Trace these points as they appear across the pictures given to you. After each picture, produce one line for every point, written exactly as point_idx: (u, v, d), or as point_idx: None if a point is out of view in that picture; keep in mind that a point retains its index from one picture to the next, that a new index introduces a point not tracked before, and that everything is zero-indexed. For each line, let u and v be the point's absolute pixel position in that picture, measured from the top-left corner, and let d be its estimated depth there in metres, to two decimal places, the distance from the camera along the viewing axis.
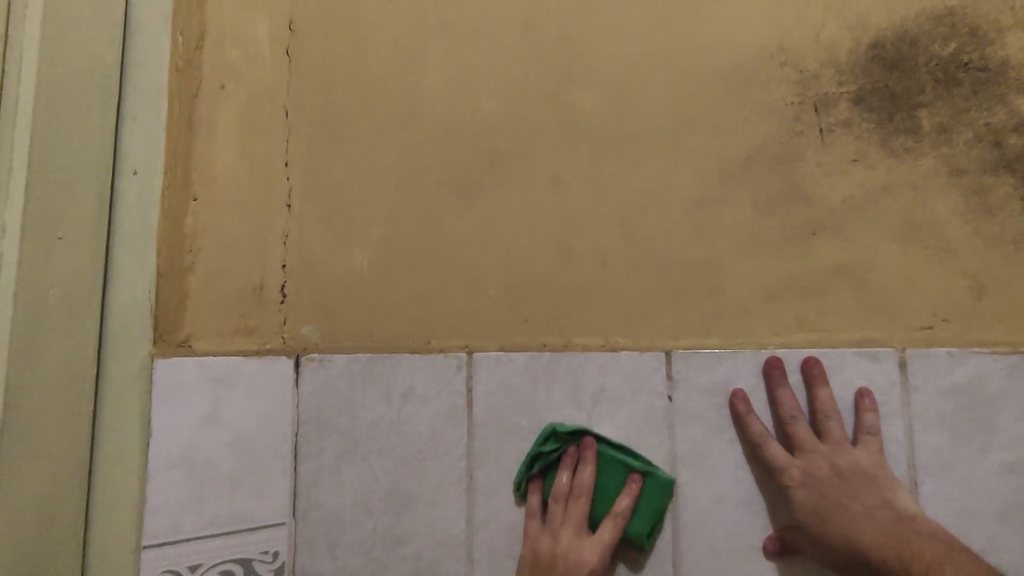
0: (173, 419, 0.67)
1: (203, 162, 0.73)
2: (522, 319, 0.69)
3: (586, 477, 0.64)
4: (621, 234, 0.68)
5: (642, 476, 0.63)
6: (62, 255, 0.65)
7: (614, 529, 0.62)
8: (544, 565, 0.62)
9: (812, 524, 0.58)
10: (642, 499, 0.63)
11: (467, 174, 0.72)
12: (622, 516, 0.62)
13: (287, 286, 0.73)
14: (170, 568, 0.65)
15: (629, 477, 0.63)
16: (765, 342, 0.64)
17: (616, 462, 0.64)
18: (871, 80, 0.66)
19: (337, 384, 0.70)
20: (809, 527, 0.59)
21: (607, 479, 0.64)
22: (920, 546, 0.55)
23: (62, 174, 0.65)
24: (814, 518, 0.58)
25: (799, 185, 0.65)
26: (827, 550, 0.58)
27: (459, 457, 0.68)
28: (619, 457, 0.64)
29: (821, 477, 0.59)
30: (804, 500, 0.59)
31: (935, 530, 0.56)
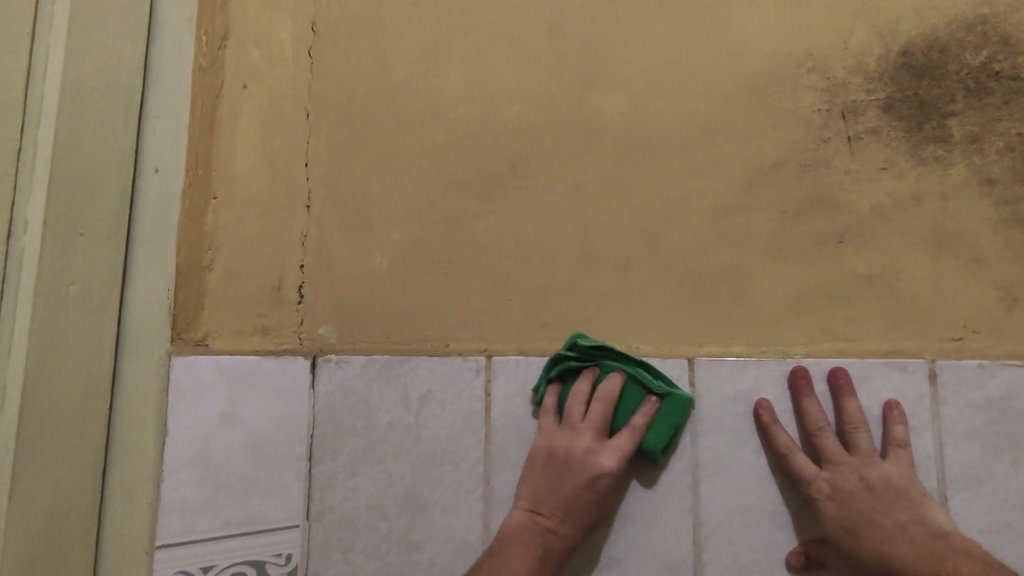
0: (189, 418, 0.66)
1: (224, 160, 0.73)
2: (543, 324, 0.68)
3: (608, 386, 0.64)
4: (644, 239, 0.67)
5: (660, 397, 0.63)
6: (82, 252, 0.65)
7: (629, 440, 0.62)
8: (555, 468, 0.63)
9: (840, 539, 0.57)
10: (660, 419, 0.63)
11: (489, 176, 0.72)
12: (636, 436, 0.62)
13: (305, 286, 0.73)
14: (183, 569, 0.64)
15: (647, 397, 0.63)
16: (791, 350, 0.63)
17: (635, 378, 0.64)
18: (900, 88, 0.65)
19: (354, 386, 0.70)
20: (837, 541, 0.58)
21: (627, 395, 0.64)
22: (957, 563, 0.54)
23: (85, 172, 0.65)
24: (843, 533, 0.57)
25: (826, 193, 0.65)
26: (858, 565, 0.57)
27: (475, 461, 0.67)
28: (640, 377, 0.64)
29: (849, 490, 0.58)
30: (832, 514, 0.58)
31: (971, 547, 0.55)
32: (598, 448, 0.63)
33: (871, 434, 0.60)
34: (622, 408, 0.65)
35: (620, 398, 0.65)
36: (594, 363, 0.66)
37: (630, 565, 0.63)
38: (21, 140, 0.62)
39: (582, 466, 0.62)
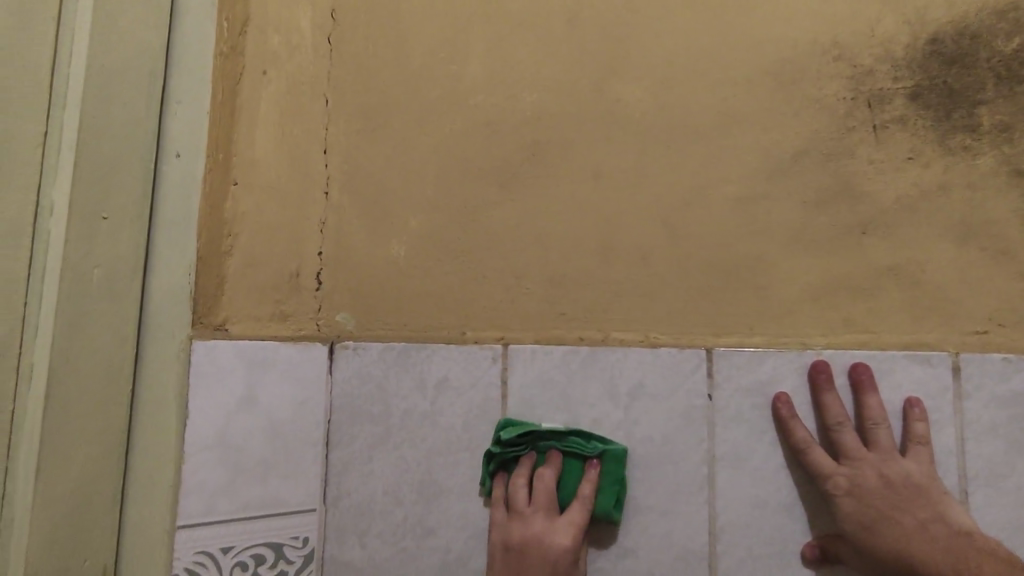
0: (209, 402, 0.67)
1: (244, 147, 0.73)
2: (559, 313, 0.68)
3: (548, 464, 0.65)
4: (663, 229, 0.67)
5: (599, 459, 0.64)
6: (106, 235, 0.65)
7: (580, 512, 0.62)
8: (515, 556, 0.63)
9: (857, 534, 0.57)
10: (605, 481, 0.63)
11: (507, 165, 0.72)
12: (587, 502, 0.63)
13: (322, 273, 0.73)
14: (203, 549, 0.65)
15: (588, 464, 0.64)
16: (811, 342, 0.62)
17: (573, 449, 0.65)
18: (929, 76, 0.64)
19: (371, 372, 0.70)
20: (854, 537, 0.57)
21: (568, 471, 0.65)
22: (978, 563, 0.54)
23: (109, 156, 0.66)
24: (861, 529, 0.57)
25: (850, 183, 0.64)
26: (873, 562, 0.57)
27: (482, 497, 0.67)
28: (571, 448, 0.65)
29: (868, 487, 0.57)
30: (850, 510, 0.57)
31: (993, 546, 0.55)
32: (552, 525, 0.63)
33: (891, 430, 0.59)
34: (568, 485, 0.65)
35: (563, 472, 0.65)
36: (528, 447, 0.66)
37: (644, 555, 0.63)
38: (47, 125, 0.63)
39: (542, 546, 0.61)
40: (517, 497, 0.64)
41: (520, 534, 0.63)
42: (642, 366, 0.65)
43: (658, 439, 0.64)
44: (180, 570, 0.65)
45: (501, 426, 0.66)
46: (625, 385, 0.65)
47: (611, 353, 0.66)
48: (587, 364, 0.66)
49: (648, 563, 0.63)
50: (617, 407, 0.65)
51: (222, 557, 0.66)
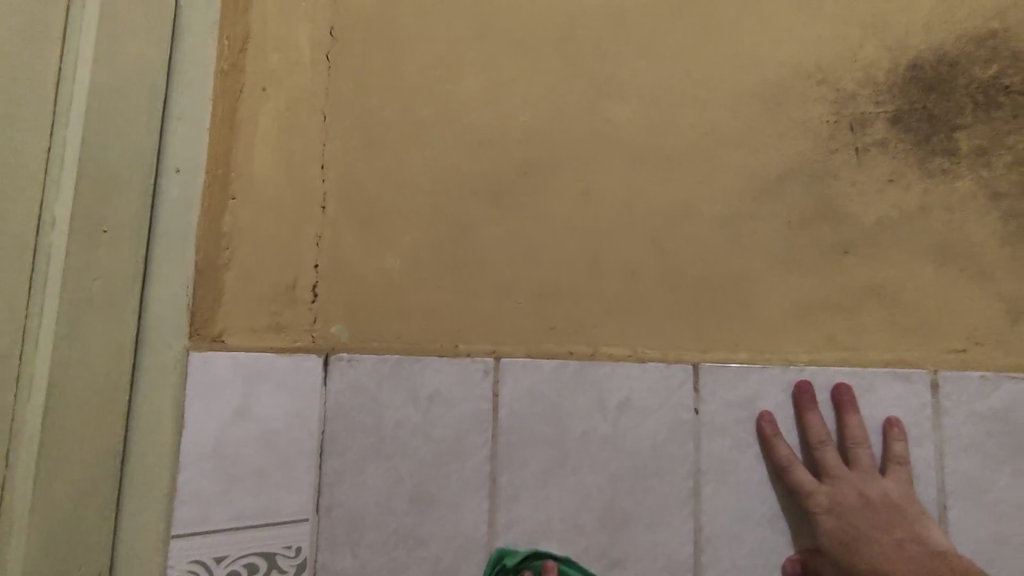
0: (205, 413, 0.69)
1: (243, 163, 0.75)
2: (550, 327, 0.70)
3: None
4: (651, 246, 0.69)
5: None
6: (106, 248, 0.66)
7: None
8: None
9: (836, 552, 0.58)
10: None
11: (500, 182, 0.73)
12: None
13: (318, 286, 0.75)
14: (198, 558, 0.66)
15: None
16: (795, 358, 0.64)
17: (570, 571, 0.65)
18: (909, 101, 0.66)
19: (365, 384, 0.72)
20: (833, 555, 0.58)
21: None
22: None
23: (110, 170, 0.67)
24: (839, 547, 0.58)
25: (833, 203, 0.65)
26: None
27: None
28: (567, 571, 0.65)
29: (846, 505, 0.58)
30: (829, 527, 0.59)
31: (969, 566, 0.55)
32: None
33: (871, 449, 0.61)
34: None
35: None
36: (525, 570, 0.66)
37: (631, 566, 0.64)
38: (50, 141, 0.64)
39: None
40: None
41: None
42: (631, 379, 0.66)
43: (646, 452, 0.65)
44: None
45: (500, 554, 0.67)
46: (614, 398, 0.66)
47: (600, 368, 0.67)
48: (577, 377, 0.68)
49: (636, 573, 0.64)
50: (605, 419, 0.66)
51: (215, 566, 0.67)
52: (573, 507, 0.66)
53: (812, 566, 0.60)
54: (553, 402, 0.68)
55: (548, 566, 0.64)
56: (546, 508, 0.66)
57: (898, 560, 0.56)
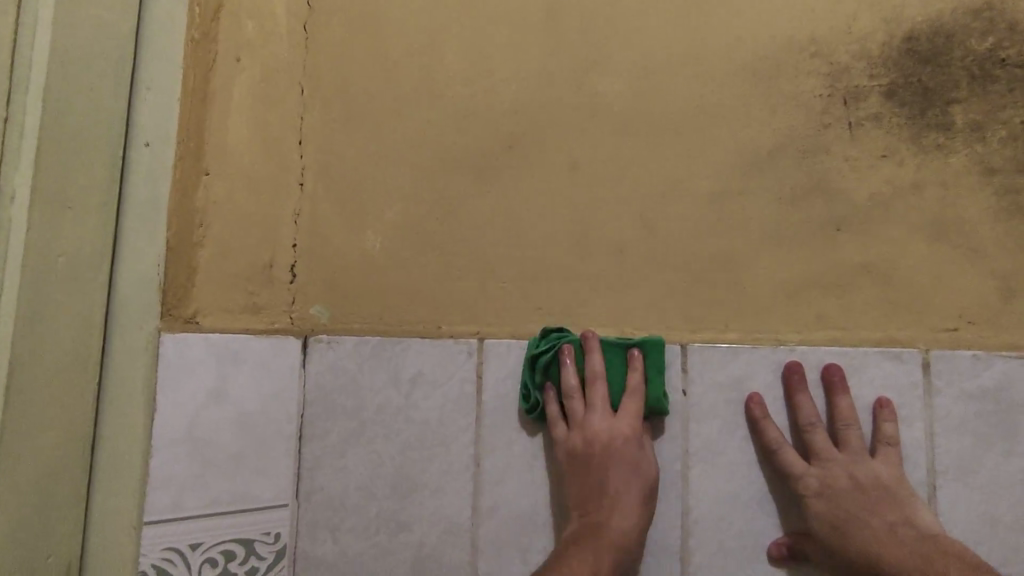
0: (178, 396, 0.66)
1: (217, 136, 0.72)
2: (535, 307, 0.68)
3: (591, 351, 0.65)
4: (640, 224, 0.67)
5: (641, 349, 0.64)
6: (71, 224, 0.63)
7: (637, 405, 0.63)
8: (581, 456, 0.63)
9: (825, 533, 0.57)
10: (649, 369, 0.63)
11: (483, 158, 0.71)
12: (636, 390, 0.63)
13: (297, 266, 0.73)
14: (172, 545, 0.64)
15: (629, 353, 0.64)
16: (785, 338, 0.62)
17: (614, 341, 0.65)
18: (904, 74, 0.64)
19: (345, 366, 0.70)
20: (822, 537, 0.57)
21: (612, 363, 0.65)
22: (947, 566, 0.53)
23: (74, 142, 0.64)
24: (828, 528, 0.57)
25: (826, 179, 0.64)
26: (841, 562, 0.57)
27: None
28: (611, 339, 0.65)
29: (837, 487, 0.58)
30: (818, 508, 0.58)
31: (963, 550, 0.54)
32: (613, 421, 0.63)
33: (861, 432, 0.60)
34: (614, 378, 0.65)
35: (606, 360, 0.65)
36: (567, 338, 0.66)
37: None
38: (9, 110, 0.61)
39: (609, 443, 0.62)
40: (574, 409, 0.65)
41: (583, 440, 0.63)
42: (618, 361, 0.65)
43: None
44: (147, 567, 0.63)
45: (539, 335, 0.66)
46: (600, 380, 0.65)
47: (586, 349, 0.65)
48: (563, 359, 0.66)
49: None
50: (592, 402, 0.65)
51: (190, 554, 0.64)
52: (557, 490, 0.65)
53: (801, 549, 0.59)
54: (556, 342, 0.66)
55: (587, 336, 0.65)
56: (531, 491, 0.65)
57: (889, 543, 0.55)
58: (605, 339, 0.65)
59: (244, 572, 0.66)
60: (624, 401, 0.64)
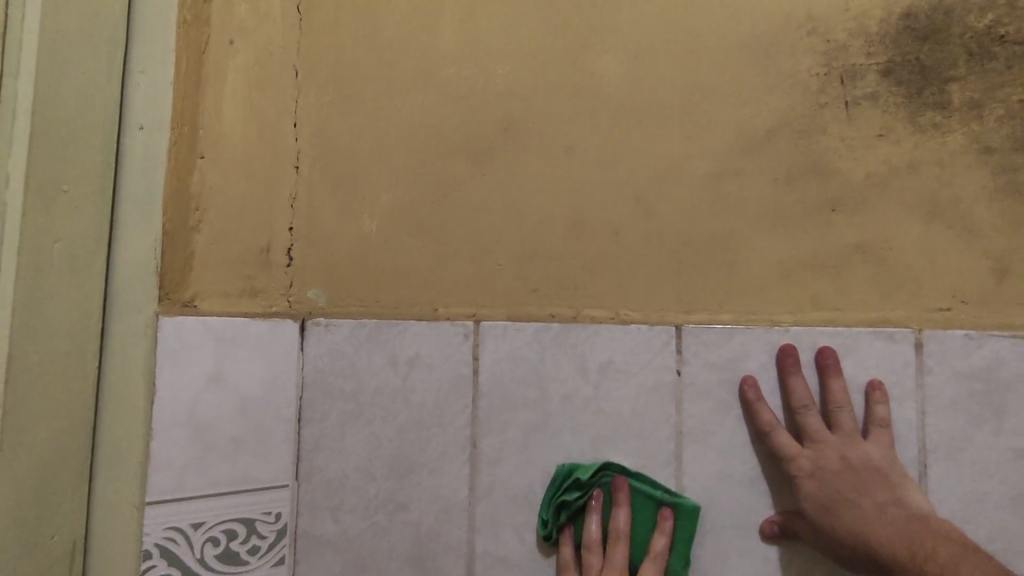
0: (176, 378, 0.66)
1: (211, 119, 0.72)
2: (531, 289, 0.68)
3: (620, 505, 0.62)
4: (635, 206, 0.67)
5: (673, 510, 0.62)
6: (65, 208, 0.63)
7: (656, 569, 0.61)
8: None
9: (814, 513, 0.58)
10: (677, 537, 0.61)
11: (479, 139, 0.71)
12: (661, 556, 0.61)
13: (294, 249, 0.75)
14: (174, 525, 0.65)
15: (660, 512, 0.62)
16: (779, 319, 0.63)
17: (643, 493, 0.62)
18: (902, 52, 0.63)
19: (344, 349, 0.71)
20: (811, 517, 0.58)
21: (641, 515, 0.63)
22: (935, 545, 0.54)
23: (65, 126, 0.63)
24: (818, 508, 0.58)
25: (821, 160, 0.63)
26: (829, 541, 0.57)
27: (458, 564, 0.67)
28: (643, 490, 0.62)
29: (830, 469, 0.58)
30: (808, 489, 0.58)
31: (951, 531, 0.55)
32: None
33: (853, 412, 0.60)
34: (638, 535, 0.63)
35: (633, 517, 0.63)
36: (595, 486, 0.64)
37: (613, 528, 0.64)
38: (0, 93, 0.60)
39: None
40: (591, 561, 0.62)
41: None
42: (613, 341, 0.65)
43: (629, 415, 0.64)
44: (151, 545, 0.64)
45: (568, 473, 0.64)
46: (596, 360, 0.65)
47: (582, 330, 0.66)
48: (558, 339, 0.66)
49: None
50: (588, 382, 0.65)
51: (193, 533, 0.65)
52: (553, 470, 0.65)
53: (790, 528, 0.59)
54: (587, 487, 0.64)
55: (618, 485, 0.63)
56: (526, 471, 0.66)
57: (879, 522, 0.56)
58: (636, 488, 0.63)
59: (246, 551, 0.68)
60: (644, 560, 0.62)
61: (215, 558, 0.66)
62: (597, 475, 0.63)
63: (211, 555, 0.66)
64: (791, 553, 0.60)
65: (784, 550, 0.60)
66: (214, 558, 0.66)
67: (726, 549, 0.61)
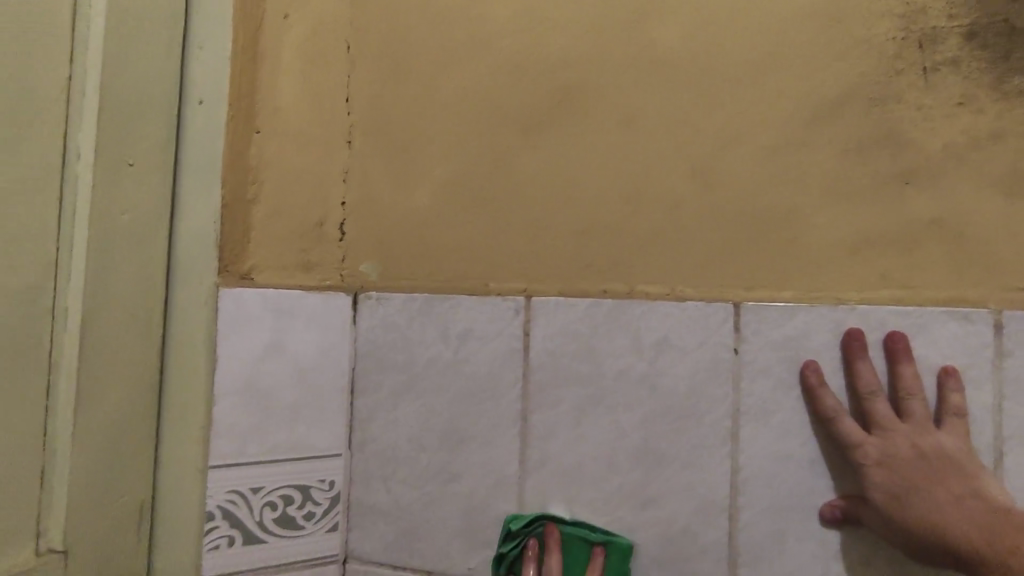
0: (237, 346, 0.68)
1: (266, 94, 0.74)
2: (584, 265, 0.68)
3: (553, 549, 0.64)
4: (693, 180, 0.65)
5: (604, 548, 0.64)
6: (131, 181, 0.65)
7: None
8: None
9: (883, 502, 0.55)
10: (611, 570, 0.63)
11: (532, 112, 0.71)
12: None
13: (345, 223, 0.75)
14: (235, 488, 0.67)
15: (591, 552, 0.64)
16: (844, 296, 0.60)
17: (574, 535, 0.64)
18: (987, 14, 0.59)
19: (396, 322, 0.72)
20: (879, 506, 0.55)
21: (576, 555, 0.64)
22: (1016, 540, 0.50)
23: (132, 99, 0.65)
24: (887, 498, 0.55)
25: (895, 130, 0.60)
26: (899, 533, 0.54)
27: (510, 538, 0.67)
28: (575, 531, 0.64)
29: (900, 457, 0.55)
30: (876, 477, 0.56)
31: None
32: None
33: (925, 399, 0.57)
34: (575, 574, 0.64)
35: (569, 558, 0.64)
36: (530, 534, 0.66)
37: (667, 505, 0.63)
38: (71, 68, 0.62)
39: None
40: None
41: None
42: (668, 318, 0.64)
43: (684, 392, 0.63)
44: (214, 507, 0.66)
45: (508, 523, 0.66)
46: (650, 337, 0.64)
47: (636, 306, 0.65)
48: (612, 315, 0.66)
49: (670, 512, 0.63)
50: (641, 358, 0.64)
51: (252, 497, 0.68)
52: (605, 446, 0.65)
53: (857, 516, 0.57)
54: (520, 536, 0.66)
55: (549, 530, 0.65)
56: (578, 447, 0.66)
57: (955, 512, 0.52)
58: (568, 531, 0.65)
59: (302, 516, 0.70)
60: None
61: (273, 522, 0.68)
62: (535, 523, 0.66)
63: (270, 519, 0.68)
64: (853, 538, 0.58)
65: (845, 534, 0.58)
66: (273, 521, 0.68)
67: (785, 532, 0.60)
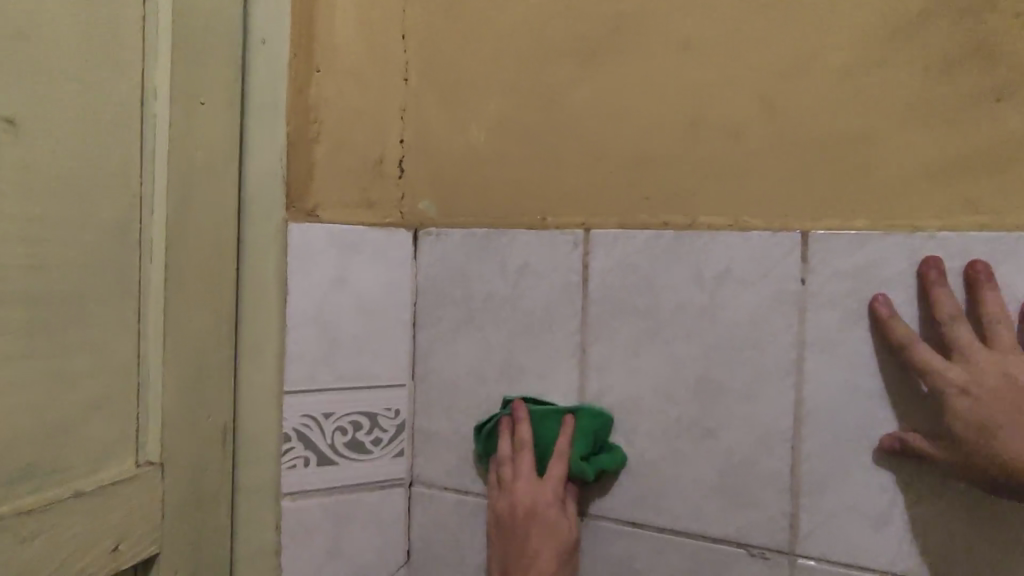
0: (306, 280, 0.71)
1: (325, 30, 0.73)
2: (644, 197, 0.67)
3: (522, 420, 0.68)
4: (761, 105, 0.62)
5: (574, 416, 0.67)
6: (203, 120, 0.67)
7: (561, 466, 0.66)
8: (509, 520, 0.66)
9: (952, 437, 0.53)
10: (578, 436, 0.66)
11: (589, 40, 0.68)
12: (564, 456, 0.66)
13: (405, 160, 0.77)
14: (308, 414, 0.71)
15: (562, 421, 0.67)
16: (923, 223, 0.57)
17: (546, 410, 0.68)
18: None
19: (454, 258, 0.73)
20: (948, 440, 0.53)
21: (544, 430, 0.68)
22: None
23: (199, 39, 0.66)
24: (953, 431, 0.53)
25: (988, 41, 0.56)
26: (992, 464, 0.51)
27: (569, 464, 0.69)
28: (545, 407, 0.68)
29: (990, 384, 0.51)
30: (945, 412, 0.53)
31: None
32: (535, 488, 0.65)
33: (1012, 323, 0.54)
34: (543, 444, 0.68)
35: (540, 430, 0.68)
36: (505, 411, 0.70)
37: (725, 435, 0.63)
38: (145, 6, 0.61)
39: (531, 508, 0.65)
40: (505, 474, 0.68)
41: (509, 504, 0.66)
42: (731, 249, 0.63)
43: (746, 324, 0.62)
44: (289, 430, 0.71)
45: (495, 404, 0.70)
46: (713, 268, 0.63)
47: (697, 237, 0.64)
48: (673, 248, 0.65)
49: (729, 442, 0.63)
50: (702, 291, 0.63)
51: (324, 422, 0.72)
52: (665, 377, 0.65)
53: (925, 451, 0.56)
54: (498, 413, 0.70)
55: (517, 406, 0.68)
56: (636, 378, 0.66)
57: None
58: (535, 407, 0.68)
59: (371, 442, 0.74)
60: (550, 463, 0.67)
61: (345, 446, 0.72)
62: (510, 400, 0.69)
63: (341, 443, 0.72)
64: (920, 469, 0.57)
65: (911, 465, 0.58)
66: (343, 446, 0.72)
67: (848, 462, 0.59)
